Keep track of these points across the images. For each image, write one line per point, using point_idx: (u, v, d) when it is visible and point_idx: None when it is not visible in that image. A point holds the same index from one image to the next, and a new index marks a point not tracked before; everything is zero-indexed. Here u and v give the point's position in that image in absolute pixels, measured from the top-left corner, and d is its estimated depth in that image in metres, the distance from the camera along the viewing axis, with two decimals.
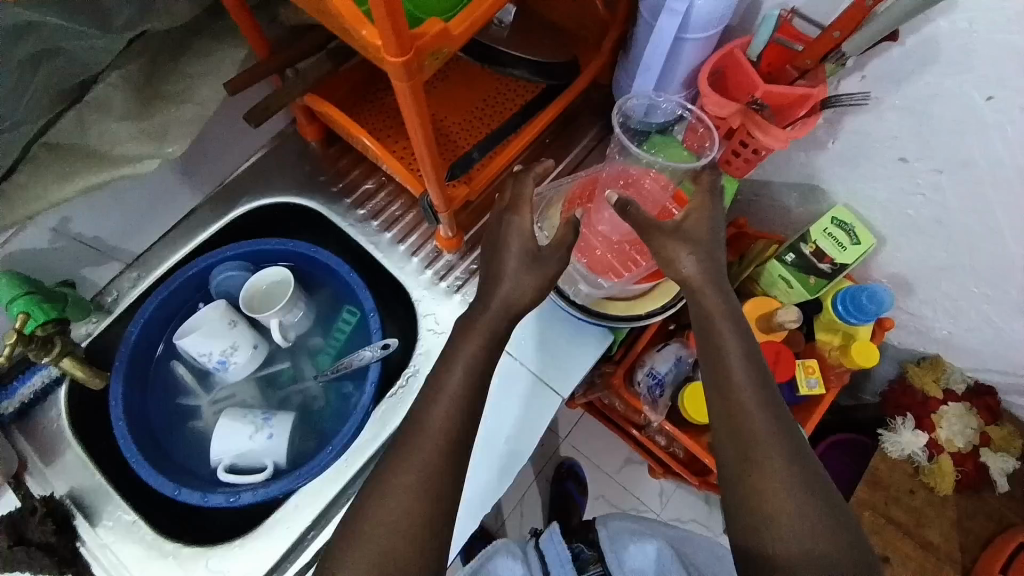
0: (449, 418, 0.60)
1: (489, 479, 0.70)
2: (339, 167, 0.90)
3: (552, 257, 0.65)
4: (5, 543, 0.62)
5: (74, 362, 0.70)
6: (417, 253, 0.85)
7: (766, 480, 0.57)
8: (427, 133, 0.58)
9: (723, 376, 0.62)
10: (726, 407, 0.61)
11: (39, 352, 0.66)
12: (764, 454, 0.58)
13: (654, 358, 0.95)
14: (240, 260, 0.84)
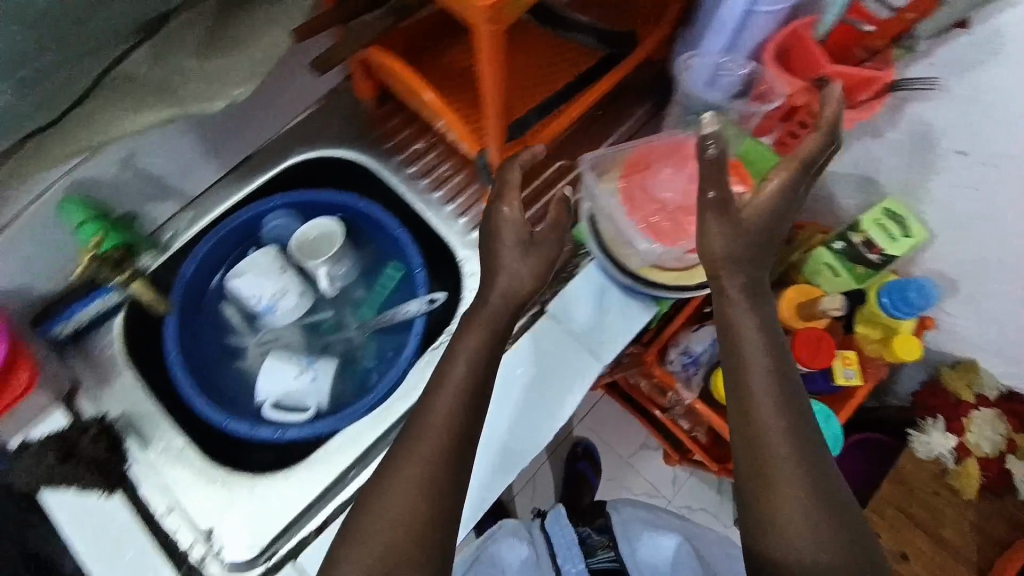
0: (450, 417, 0.61)
1: (486, 477, 0.71)
2: (389, 126, 0.90)
3: (545, 240, 0.68)
4: (55, 457, 0.67)
5: (143, 285, 0.75)
6: (464, 215, 0.85)
7: (775, 478, 0.57)
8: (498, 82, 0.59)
9: (741, 367, 0.61)
10: (741, 400, 0.60)
11: (111, 271, 0.72)
12: (775, 452, 0.57)
13: (689, 337, 0.96)
14: (291, 209, 0.85)
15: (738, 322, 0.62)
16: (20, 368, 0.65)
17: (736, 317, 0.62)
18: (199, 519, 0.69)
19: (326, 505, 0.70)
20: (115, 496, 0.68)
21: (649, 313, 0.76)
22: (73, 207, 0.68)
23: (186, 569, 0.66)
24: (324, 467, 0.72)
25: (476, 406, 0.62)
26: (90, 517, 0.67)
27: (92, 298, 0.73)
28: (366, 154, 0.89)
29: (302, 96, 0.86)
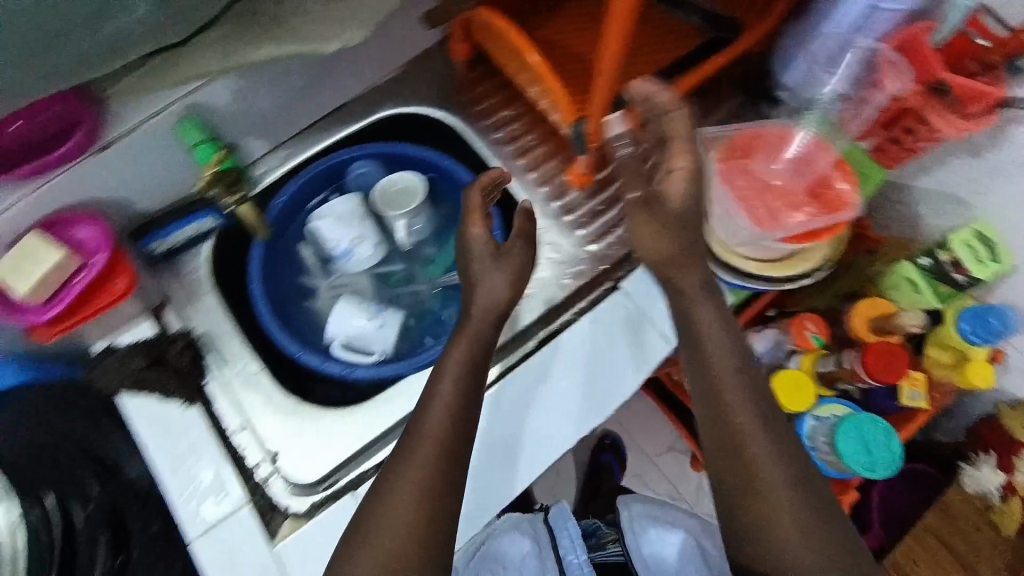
0: (445, 435, 0.60)
1: (480, 485, 0.69)
2: (477, 92, 0.91)
3: (513, 249, 0.72)
4: (145, 361, 0.69)
5: (251, 210, 0.78)
6: (544, 185, 0.86)
7: (761, 473, 0.55)
8: (620, 47, 0.59)
9: (707, 369, 0.61)
10: (712, 402, 0.60)
11: (227, 192, 0.76)
12: (756, 449, 0.56)
13: (751, 338, 0.96)
14: (377, 159, 0.87)
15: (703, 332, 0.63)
16: (121, 274, 0.68)
17: (708, 338, 0.62)
18: (266, 441, 0.73)
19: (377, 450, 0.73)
20: (192, 407, 0.71)
21: (723, 304, 0.76)
22: (193, 127, 0.69)
23: (252, 485, 0.70)
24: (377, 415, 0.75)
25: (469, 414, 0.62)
26: (166, 427, 0.69)
27: (193, 218, 0.77)
28: (454, 118, 0.90)
29: (400, 53, 0.86)
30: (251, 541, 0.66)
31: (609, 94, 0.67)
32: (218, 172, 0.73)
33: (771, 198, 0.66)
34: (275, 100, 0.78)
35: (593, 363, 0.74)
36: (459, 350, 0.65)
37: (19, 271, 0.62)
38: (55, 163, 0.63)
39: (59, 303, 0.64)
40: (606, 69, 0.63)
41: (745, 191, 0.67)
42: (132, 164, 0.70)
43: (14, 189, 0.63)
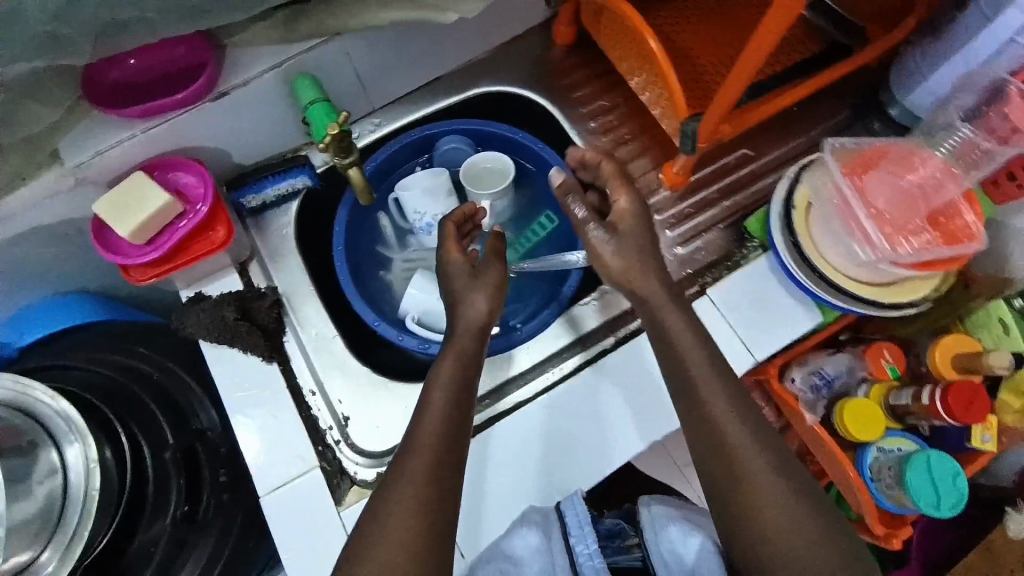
0: (437, 449, 0.58)
1: (476, 511, 0.69)
2: (576, 78, 0.89)
3: (492, 266, 0.70)
4: (234, 313, 0.70)
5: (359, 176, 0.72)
6: (637, 181, 0.84)
7: (756, 491, 0.57)
8: (771, 43, 0.57)
9: (698, 400, 0.61)
10: (702, 424, 0.61)
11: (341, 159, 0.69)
12: (747, 468, 0.58)
13: (822, 359, 0.91)
14: (468, 136, 0.86)
15: (685, 354, 0.63)
16: (221, 225, 0.68)
17: (692, 366, 0.63)
18: (337, 405, 0.73)
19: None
20: (274, 365, 0.71)
21: (814, 322, 0.73)
22: (306, 81, 0.68)
23: (323, 447, 0.70)
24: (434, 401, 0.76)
25: (459, 430, 0.61)
26: (251, 381, 0.70)
27: (285, 177, 0.77)
28: (550, 103, 0.88)
29: (505, 31, 0.85)
30: (323, 501, 0.66)
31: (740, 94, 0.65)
32: (339, 135, 0.66)
33: (895, 218, 0.63)
34: (379, 66, 0.77)
35: (590, 414, 0.73)
36: (443, 368, 0.63)
37: (128, 208, 0.63)
38: (173, 104, 0.64)
39: (157, 248, 0.64)
40: (748, 67, 0.60)
41: (869, 215, 0.63)
42: (242, 115, 0.70)
43: (130, 125, 0.64)
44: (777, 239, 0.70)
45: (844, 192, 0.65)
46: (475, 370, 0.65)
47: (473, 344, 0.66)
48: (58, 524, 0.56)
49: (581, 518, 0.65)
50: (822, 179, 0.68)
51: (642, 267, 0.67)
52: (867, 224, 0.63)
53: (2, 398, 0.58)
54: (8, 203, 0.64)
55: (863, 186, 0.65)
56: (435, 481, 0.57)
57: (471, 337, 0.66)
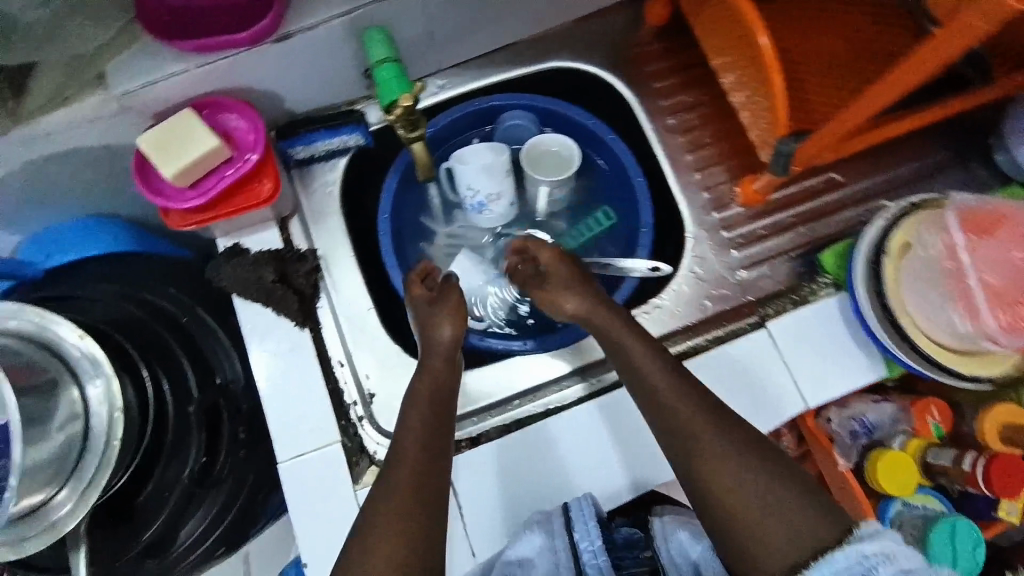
0: (421, 451, 0.61)
1: (489, 518, 0.66)
2: (662, 64, 0.80)
3: (454, 291, 0.71)
4: (272, 276, 0.68)
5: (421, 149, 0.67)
6: (710, 191, 0.77)
7: (748, 501, 0.56)
8: (918, 74, 0.50)
9: (673, 420, 0.61)
10: (682, 442, 0.60)
11: (407, 130, 0.63)
12: (726, 477, 0.57)
13: (864, 406, 0.87)
14: (536, 114, 0.79)
15: (641, 379, 0.64)
16: (268, 178, 0.64)
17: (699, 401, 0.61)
18: (364, 381, 0.71)
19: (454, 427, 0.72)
20: (305, 331, 0.68)
21: (875, 376, 0.68)
22: (378, 36, 0.62)
23: (345, 423, 0.68)
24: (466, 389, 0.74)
25: (441, 443, 0.63)
26: (283, 346, 0.67)
27: (339, 132, 0.72)
28: (629, 89, 0.80)
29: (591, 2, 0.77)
30: (340, 476, 0.65)
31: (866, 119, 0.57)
32: (410, 104, 0.61)
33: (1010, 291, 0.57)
34: (452, 24, 0.70)
35: (611, 434, 0.69)
36: (422, 389, 0.65)
37: (173, 150, 0.59)
38: (231, 43, 0.58)
39: (202, 194, 0.61)
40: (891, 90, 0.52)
41: (981, 286, 0.57)
42: (300, 61, 0.64)
43: (182, 58, 0.59)
44: (861, 286, 0.65)
45: (957, 256, 0.58)
46: (451, 389, 0.66)
47: (442, 364, 0.67)
48: (74, 469, 0.55)
49: (585, 511, 0.63)
50: (933, 235, 0.61)
51: (583, 295, 0.69)
52: (978, 295, 0.57)
53: (26, 333, 0.56)
54: (46, 123, 0.60)
55: (983, 249, 0.58)
56: (422, 471, 0.60)
57: (440, 361, 0.67)
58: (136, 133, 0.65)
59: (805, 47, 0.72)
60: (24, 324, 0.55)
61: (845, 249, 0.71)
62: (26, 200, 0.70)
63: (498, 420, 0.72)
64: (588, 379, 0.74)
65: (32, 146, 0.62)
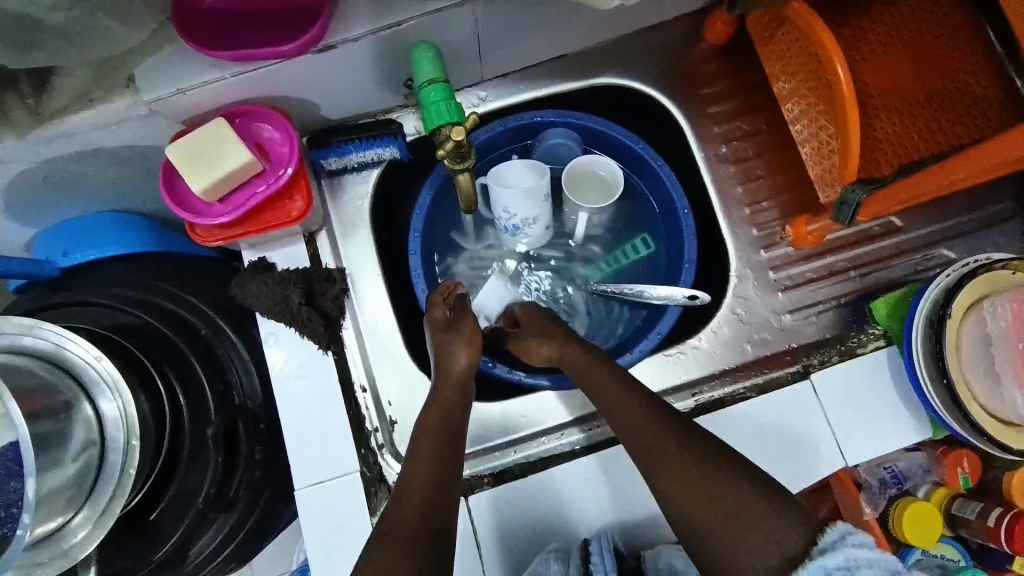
0: (435, 474, 0.54)
1: (503, 555, 0.64)
2: (719, 87, 0.75)
3: (467, 319, 0.67)
4: (298, 298, 0.65)
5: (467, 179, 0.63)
6: (759, 227, 0.73)
7: (702, 501, 0.52)
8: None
9: (637, 435, 0.57)
10: (653, 467, 0.55)
11: (455, 164, 0.59)
12: (679, 476, 0.54)
13: (895, 455, 0.82)
14: (580, 132, 0.75)
15: (610, 404, 0.60)
16: (300, 196, 0.61)
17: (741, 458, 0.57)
18: (386, 408, 0.69)
19: (476, 461, 0.69)
20: (330, 354, 0.66)
21: (922, 437, 0.65)
22: (427, 53, 0.58)
23: (366, 450, 0.66)
24: (488, 421, 0.71)
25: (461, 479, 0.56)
26: (306, 369, 0.65)
27: (374, 145, 0.68)
28: (682, 111, 0.75)
29: (650, 14, 0.71)
30: (357, 508, 0.63)
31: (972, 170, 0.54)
32: (462, 142, 0.56)
33: None
34: (500, 36, 0.65)
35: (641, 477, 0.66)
36: (433, 413, 0.60)
37: (205, 161, 0.56)
38: (274, 54, 0.54)
39: (230, 211, 0.58)
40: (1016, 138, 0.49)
41: None
42: (341, 71, 0.60)
43: (218, 65, 0.55)
44: (918, 347, 0.62)
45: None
46: (459, 421, 0.60)
47: (455, 396, 0.62)
48: (91, 491, 0.54)
49: (603, 547, 0.59)
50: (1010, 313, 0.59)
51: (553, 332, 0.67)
52: None
53: (43, 352, 0.55)
54: (68, 124, 0.55)
55: None
56: (436, 494, 0.53)
57: (455, 386, 0.63)
58: (163, 135, 0.61)
59: (879, 83, 0.67)
60: (41, 341, 0.55)
61: (899, 300, 0.68)
62: (40, 195, 0.66)
63: (524, 456, 0.70)
64: (587, 429, 0.71)
65: (49, 146, 0.57)
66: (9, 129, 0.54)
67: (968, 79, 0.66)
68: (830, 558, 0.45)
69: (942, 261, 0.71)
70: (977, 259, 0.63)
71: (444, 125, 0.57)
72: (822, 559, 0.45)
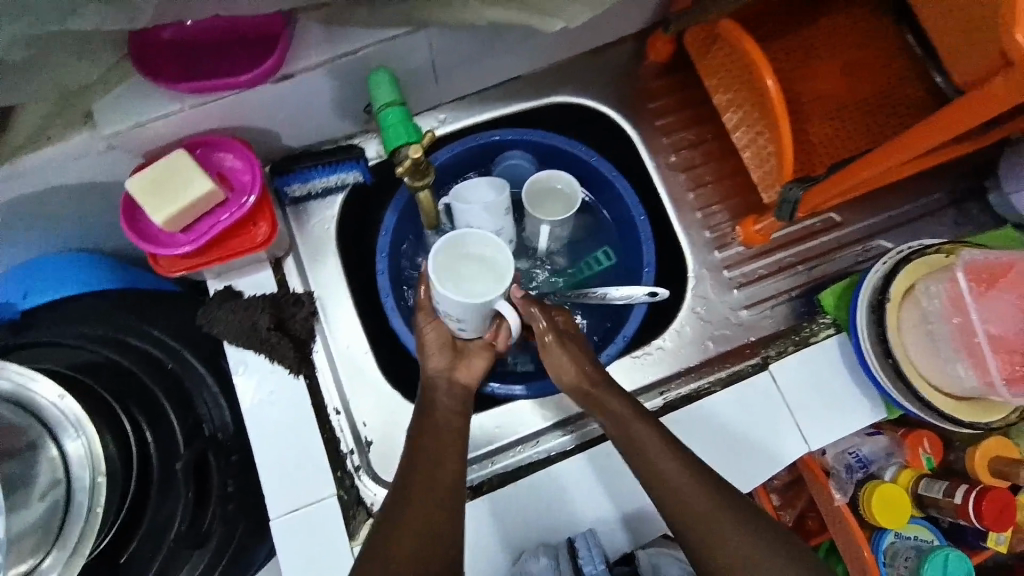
0: (424, 483, 0.54)
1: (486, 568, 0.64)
2: (665, 101, 0.80)
3: None
4: (267, 323, 0.65)
5: (429, 198, 0.65)
6: (711, 229, 0.77)
7: (694, 506, 0.53)
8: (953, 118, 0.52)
9: (639, 455, 0.57)
10: (650, 475, 0.56)
11: (417, 180, 0.61)
12: (672, 485, 0.55)
13: (858, 438, 0.82)
14: (538, 150, 0.78)
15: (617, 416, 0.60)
16: (264, 220, 0.62)
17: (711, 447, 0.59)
18: (361, 428, 0.69)
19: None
20: (301, 378, 0.66)
21: (878, 418, 0.69)
22: (384, 78, 0.60)
23: (342, 473, 0.66)
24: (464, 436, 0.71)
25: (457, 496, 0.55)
26: (277, 395, 0.65)
27: (337, 170, 0.70)
28: (632, 125, 0.79)
29: (596, 37, 0.76)
30: (336, 533, 0.62)
31: (895, 163, 0.59)
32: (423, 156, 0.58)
33: (1019, 352, 0.58)
34: (457, 61, 0.68)
35: (619, 477, 0.66)
36: (429, 432, 0.59)
37: (165, 193, 0.56)
38: (234, 84, 0.56)
39: (194, 240, 0.59)
40: (934, 134, 0.54)
41: (990, 343, 0.58)
42: (301, 100, 0.62)
43: (179, 98, 0.56)
44: (864, 335, 0.66)
45: (960, 322, 0.60)
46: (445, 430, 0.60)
47: (446, 400, 0.62)
48: (59, 531, 0.52)
49: (592, 545, 0.61)
50: (942, 295, 0.61)
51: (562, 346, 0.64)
52: (992, 354, 0.58)
53: (3, 393, 0.53)
54: (27, 162, 0.56)
55: (992, 305, 0.59)
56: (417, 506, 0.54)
57: (440, 391, 0.62)
58: (123, 169, 0.62)
59: (808, 90, 0.72)
60: (1, 382, 0.53)
61: (843, 290, 0.72)
62: None
63: (501, 467, 0.70)
64: (562, 433, 0.72)
65: (7, 184, 0.57)
66: None
67: (891, 81, 0.72)
68: None
69: (880, 251, 0.77)
70: (912, 246, 0.67)
71: (405, 147, 0.59)
72: None
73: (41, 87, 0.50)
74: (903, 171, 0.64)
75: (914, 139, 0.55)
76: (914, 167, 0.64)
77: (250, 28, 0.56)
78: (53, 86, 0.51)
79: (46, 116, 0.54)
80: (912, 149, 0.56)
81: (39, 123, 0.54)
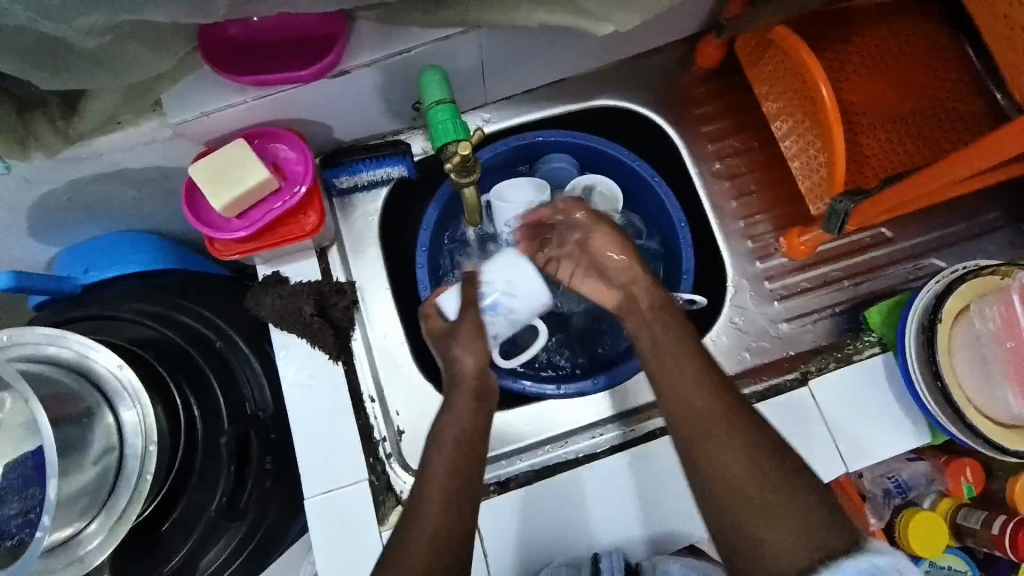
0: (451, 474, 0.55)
1: (508, 564, 0.65)
2: (711, 107, 0.79)
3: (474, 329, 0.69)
4: (311, 310, 0.68)
5: (473, 196, 0.67)
6: (754, 239, 0.76)
7: (730, 477, 0.52)
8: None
9: (687, 412, 0.55)
10: (697, 448, 0.54)
11: (464, 178, 0.63)
12: (717, 450, 0.53)
13: (896, 463, 0.80)
14: (582, 152, 0.78)
15: (672, 374, 0.58)
16: (314, 211, 0.65)
17: None
18: (394, 417, 0.71)
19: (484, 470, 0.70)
20: (339, 364, 0.68)
21: (922, 443, 0.66)
22: (434, 76, 0.61)
23: (374, 460, 0.68)
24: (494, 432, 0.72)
25: (478, 492, 0.57)
26: (316, 379, 0.67)
27: (383, 164, 0.72)
28: (677, 131, 0.79)
29: (645, 42, 0.76)
30: (367, 517, 0.64)
31: (953, 180, 0.57)
32: (470, 154, 0.60)
33: None
34: (505, 62, 0.69)
35: (646, 484, 0.66)
36: (446, 431, 0.59)
37: (225, 182, 0.59)
38: (292, 80, 0.58)
39: (249, 226, 0.61)
40: (1000, 152, 0.52)
41: None
42: (354, 97, 0.65)
43: (241, 90, 0.59)
44: (912, 354, 0.64)
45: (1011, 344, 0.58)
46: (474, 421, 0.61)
47: (480, 411, 0.60)
48: (106, 500, 0.56)
49: (614, 563, 0.61)
50: (993, 317, 0.59)
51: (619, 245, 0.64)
52: None
53: (65, 361, 0.57)
54: (97, 145, 0.59)
55: None
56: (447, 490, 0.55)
57: (468, 397, 0.61)
58: (185, 156, 0.65)
59: (863, 100, 0.71)
60: (64, 351, 0.57)
61: (890, 308, 0.70)
62: (65, 215, 0.69)
63: (529, 465, 0.71)
64: (594, 436, 0.72)
65: (79, 165, 0.61)
66: (39, 150, 0.57)
67: (953, 94, 0.70)
68: (880, 555, 0.46)
69: (933, 271, 0.74)
70: (968, 266, 0.65)
71: (452, 144, 0.60)
72: (873, 556, 0.46)
73: (113, 74, 0.53)
74: (962, 188, 0.62)
75: (972, 157, 0.53)
76: (972, 184, 0.61)
77: (310, 27, 0.58)
78: (124, 73, 0.53)
79: (118, 103, 0.57)
80: (962, 169, 0.54)
81: (111, 109, 0.57)
